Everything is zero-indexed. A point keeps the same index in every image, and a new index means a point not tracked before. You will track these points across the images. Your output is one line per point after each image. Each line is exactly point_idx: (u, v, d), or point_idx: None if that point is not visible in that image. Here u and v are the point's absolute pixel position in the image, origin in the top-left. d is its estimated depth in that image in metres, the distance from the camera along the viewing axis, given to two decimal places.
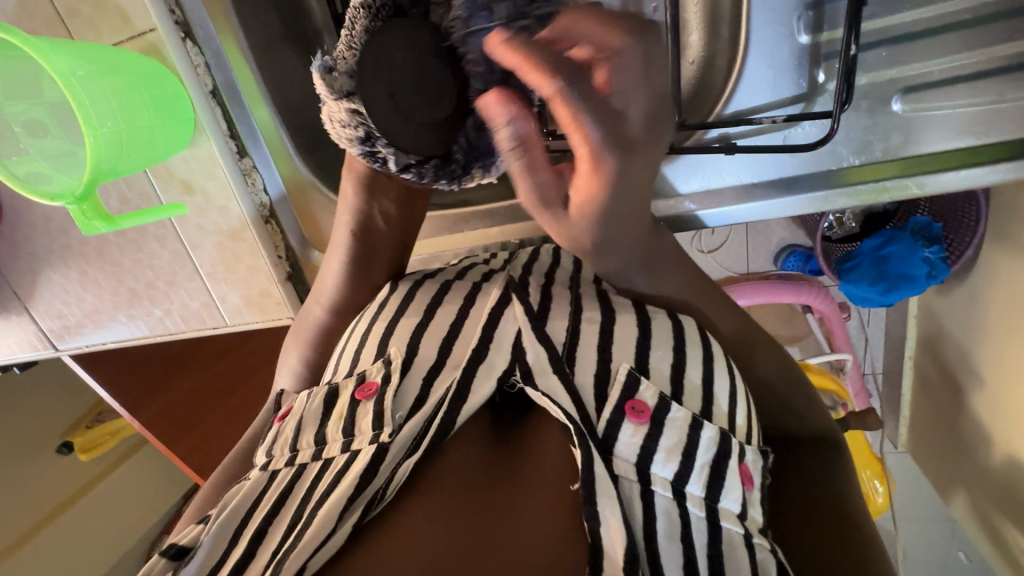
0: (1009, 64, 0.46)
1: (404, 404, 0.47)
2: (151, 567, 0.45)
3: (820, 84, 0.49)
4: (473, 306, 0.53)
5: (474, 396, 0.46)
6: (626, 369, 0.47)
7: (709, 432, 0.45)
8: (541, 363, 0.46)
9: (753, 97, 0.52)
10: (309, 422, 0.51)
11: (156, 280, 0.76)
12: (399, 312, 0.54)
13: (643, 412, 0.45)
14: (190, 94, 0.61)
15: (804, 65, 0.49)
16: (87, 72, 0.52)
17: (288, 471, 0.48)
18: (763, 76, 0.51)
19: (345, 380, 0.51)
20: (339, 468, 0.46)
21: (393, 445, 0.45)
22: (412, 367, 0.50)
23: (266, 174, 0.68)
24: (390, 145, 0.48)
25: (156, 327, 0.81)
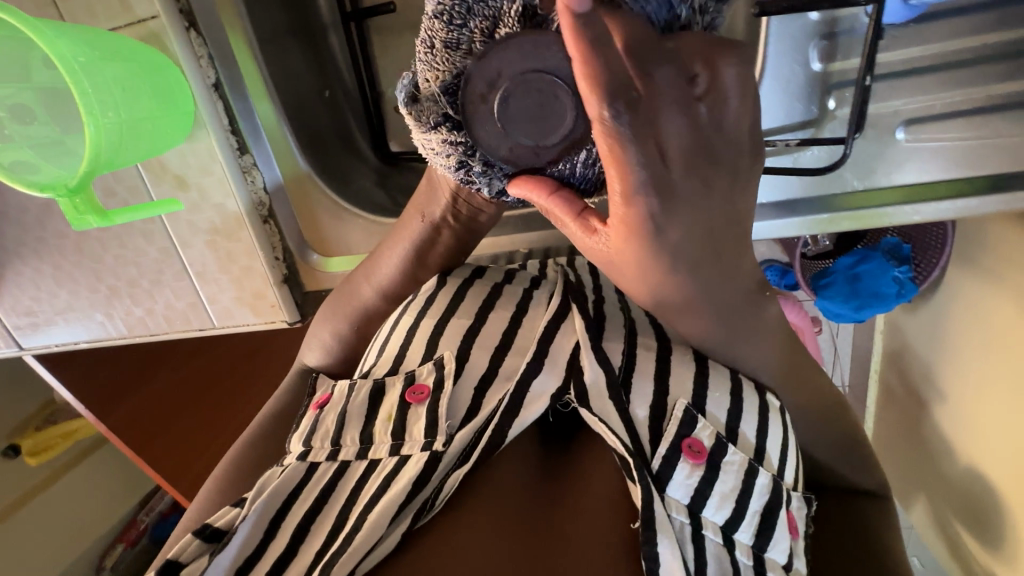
0: (1003, 102, 0.48)
1: (456, 413, 0.51)
2: (185, 548, 0.48)
3: (830, 111, 0.51)
4: (527, 315, 0.57)
5: (526, 411, 0.49)
6: (683, 406, 0.50)
7: (762, 482, 0.51)
8: (599, 391, 0.50)
9: (767, 120, 0.53)
10: (355, 417, 0.54)
11: (139, 278, 0.72)
12: (449, 311, 0.57)
13: (699, 452, 0.49)
14: (191, 85, 0.58)
15: (816, 92, 0.51)
16: (89, 58, 0.49)
17: (329, 466, 0.51)
18: (777, 100, 0.52)
19: (392, 377, 0.55)
20: (388, 471, 0.49)
21: (447, 455, 0.49)
22: (464, 372, 0.53)
23: (268, 173, 0.66)
24: (487, 174, 0.44)
25: (135, 327, 0.77)
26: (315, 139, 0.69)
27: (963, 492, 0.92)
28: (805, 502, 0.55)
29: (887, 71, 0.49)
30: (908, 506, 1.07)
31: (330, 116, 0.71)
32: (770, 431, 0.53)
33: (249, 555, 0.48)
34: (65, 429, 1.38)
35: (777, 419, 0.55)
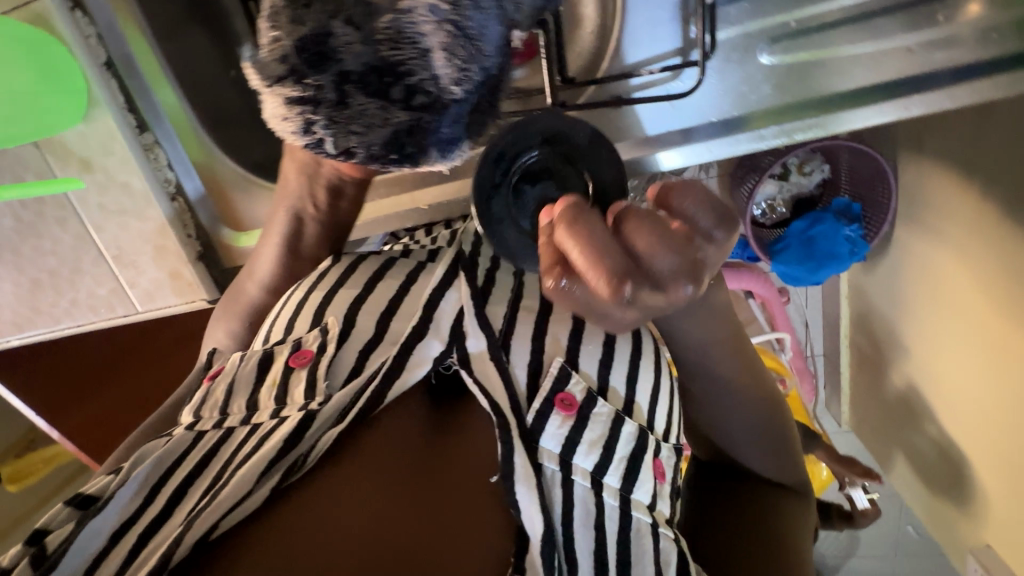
0: (852, 14, 0.50)
1: (337, 375, 0.52)
2: (54, 515, 0.45)
3: (693, 39, 0.53)
4: (417, 280, 0.58)
5: (407, 374, 0.50)
6: (558, 363, 0.51)
7: (628, 428, 0.51)
8: (477, 348, 0.51)
9: (633, 55, 0.55)
10: (241, 386, 0.54)
11: (60, 268, 0.73)
12: (339, 283, 0.59)
13: (570, 404, 0.50)
14: (81, 64, 0.60)
15: (679, 21, 0.52)
16: None
17: (216, 434, 0.51)
18: (644, 32, 0.54)
19: (279, 345, 0.55)
20: (264, 433, 0.48)
21: (324, 413, 0.48)
22: (349, 337, 0.54)
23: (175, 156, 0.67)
24: (332, 131, 0.32)
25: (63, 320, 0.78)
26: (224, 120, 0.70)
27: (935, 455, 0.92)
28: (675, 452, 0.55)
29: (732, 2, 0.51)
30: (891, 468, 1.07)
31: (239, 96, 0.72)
32: (640, 379, 0.55)
33: (124, 522, 0.45)
34: (46, 454, 1.39)
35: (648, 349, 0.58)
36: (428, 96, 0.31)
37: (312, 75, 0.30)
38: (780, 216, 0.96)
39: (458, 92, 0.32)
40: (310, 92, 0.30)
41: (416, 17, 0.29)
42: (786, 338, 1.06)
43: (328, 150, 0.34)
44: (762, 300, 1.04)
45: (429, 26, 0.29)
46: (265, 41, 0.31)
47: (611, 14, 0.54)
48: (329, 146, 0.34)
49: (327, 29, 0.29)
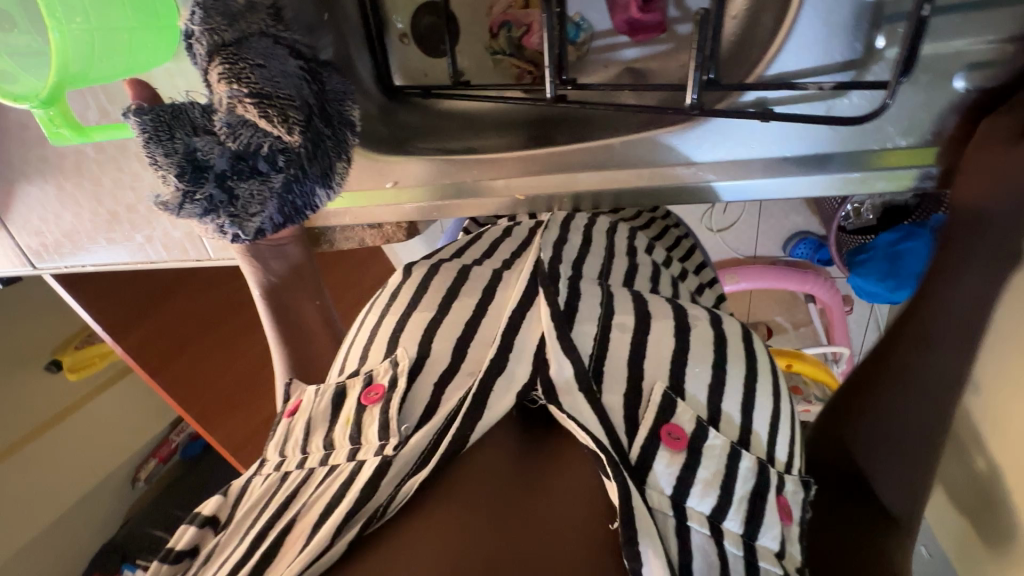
0: None
1: (411, 417, 0.59)
2: (183, 534, 0.61)
3: (877, 51, 0.44)
4: (493, 307, 0.66)
5: (491, 410, 0.57)
6: (661, 392, 0.56)
7: (745, 462, 0.55)
8: (564, 383, 0.56)
9: (802, 63, 0.46)
10: (319, 424, 0.65)
11: (137, 203, 0.72)
12: (413, 305, 0.68)
13: (679, 439, 0.54)
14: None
15: (864, 26, 0.44)
16: None
17: (300, 473, 0.62)
18: (816, 36, 0.45)
19: (353, 381, 0.65)
20: (347, 474, 0.57)
21: (397, 458, 0.56)
22: (427, 364, 0.62)
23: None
24: (233, 220, 0.49)
25: (133, 255, 0.78)
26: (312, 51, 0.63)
27: (971, 505, 0.83)
28: (803, 485, 0.57)
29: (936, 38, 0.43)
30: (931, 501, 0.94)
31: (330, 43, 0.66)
32: (751, 412, 0.58)
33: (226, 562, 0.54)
34: None
35: (739, 381, 0.60)
36: (269, 172, 0.48)
37: (195, 182, 0.47)
38: (864, 222, 1.01)
39: (283, 165, 0.48)
40: (211, 205, 0.48)
41: (235, 102, 0.45)
42: (842, 349, 1.29)
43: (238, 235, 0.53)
44: (824, 305, 1.28)
45: (282, 76, 0.46)
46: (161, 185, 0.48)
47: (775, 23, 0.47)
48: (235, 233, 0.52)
49: (192, 148, 0.46)
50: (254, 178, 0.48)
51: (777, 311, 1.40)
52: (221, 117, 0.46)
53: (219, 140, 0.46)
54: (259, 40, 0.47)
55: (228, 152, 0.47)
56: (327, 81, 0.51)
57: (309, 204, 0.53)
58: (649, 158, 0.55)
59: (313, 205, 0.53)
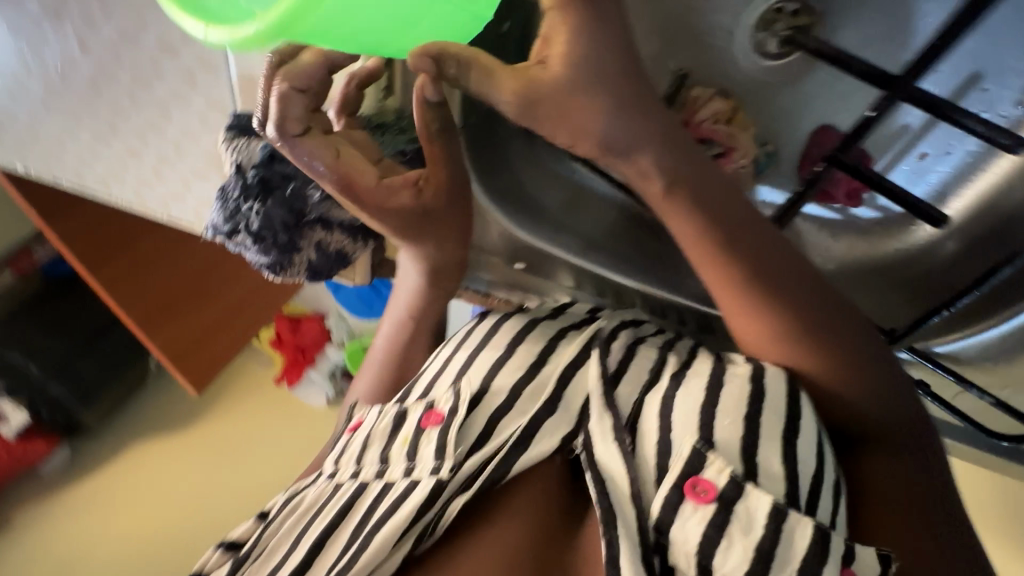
0: None
1: (467, 439, 0.49)
2: (209, 559, 0.53)
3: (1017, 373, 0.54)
4: (550, 359, 0.52)
5: (535, 446, 0.48)
6: (696, 446, 0.45)
7: (794, 531, 0.42)
8: (603, 430, 0.48)
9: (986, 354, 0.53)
10: (376, 439, 0.52)
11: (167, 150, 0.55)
12: (480, 345, 0.55)
13: (706, 495, 0.43)
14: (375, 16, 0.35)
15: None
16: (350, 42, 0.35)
17: (351, 486, 0.50)
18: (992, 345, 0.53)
19: (413, 402, 0.53)
20: (397, 495, 0.48)
21: (452, 483, 0.47)
22: (481, 401, 0.50)
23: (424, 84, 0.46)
24: (276, 261, 0.52)
25: (130, 199, 0.60)
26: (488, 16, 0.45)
27: None
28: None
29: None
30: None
31: None
32: (800, 471, 0.45)
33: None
34: None
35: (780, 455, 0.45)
36: (252, 244, 0.51)
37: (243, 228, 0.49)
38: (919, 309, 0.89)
39: (251, 242, 0.50)
40: (263, 248, 0.51)
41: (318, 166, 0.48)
42: None
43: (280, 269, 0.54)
44: None
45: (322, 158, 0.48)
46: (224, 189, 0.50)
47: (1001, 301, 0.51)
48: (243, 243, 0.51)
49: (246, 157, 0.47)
50: (264, 247, 0.50)
51: None
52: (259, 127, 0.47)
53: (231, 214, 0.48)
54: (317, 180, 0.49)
55: (224, 215, 0.48)
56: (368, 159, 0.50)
57: (331, 264, 0.56)
58: (772, 263, 0.48)
59: (337, 264, 0.56)
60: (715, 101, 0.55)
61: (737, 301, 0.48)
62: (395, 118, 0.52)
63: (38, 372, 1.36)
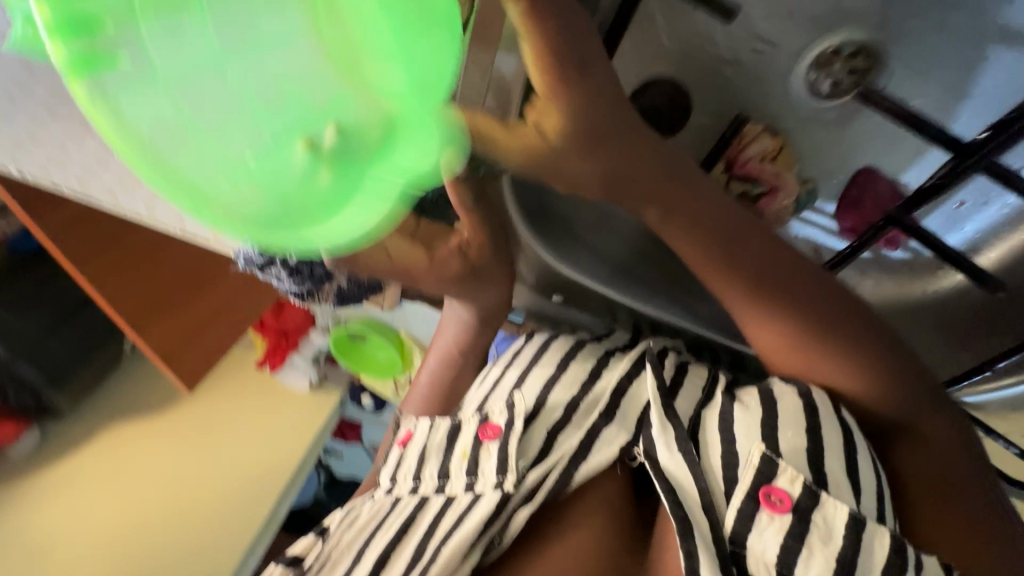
0: None
1: (528, 453, 0.49)
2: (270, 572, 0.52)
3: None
4: (604, 373, 0.52)
5: (597, 456, 0.48)
6: (762, 455, 0.43)
7: (871, 542, 0.41)
8: (667, 439, 0.47)
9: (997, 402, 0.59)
10: (432, 453, 0.51)
11: None
12: (533, 361, 0.54)
13: (781, 504, 0.42)
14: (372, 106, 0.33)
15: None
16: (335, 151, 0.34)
17: (411, 500, 0.50)
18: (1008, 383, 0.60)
19: (468, 415, 0.52)
20: (464, 508, 0.47)
21: (516, 494, 0.47)
22: (538, 416, 0.50)
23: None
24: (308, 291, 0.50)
25: (140, 210, 0.56)
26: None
27: None
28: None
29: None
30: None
31: None
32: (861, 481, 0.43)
33: None
34: None
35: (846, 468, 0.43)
36: (286, 276, 0.48)
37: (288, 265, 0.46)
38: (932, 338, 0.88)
39: (284, 273, 0.47)
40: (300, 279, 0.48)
41: None
42: None
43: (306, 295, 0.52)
44: None
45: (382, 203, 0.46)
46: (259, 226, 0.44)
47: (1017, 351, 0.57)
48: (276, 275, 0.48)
49: None
50: (299, 279, 0.48)
51: None
52: None
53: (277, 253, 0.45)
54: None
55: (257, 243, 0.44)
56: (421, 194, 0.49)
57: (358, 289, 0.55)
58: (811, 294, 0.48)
59: (361, 289, 0.55)
60: (763, 139, 0.54)
61: (747, 295, 0.48)
62: None
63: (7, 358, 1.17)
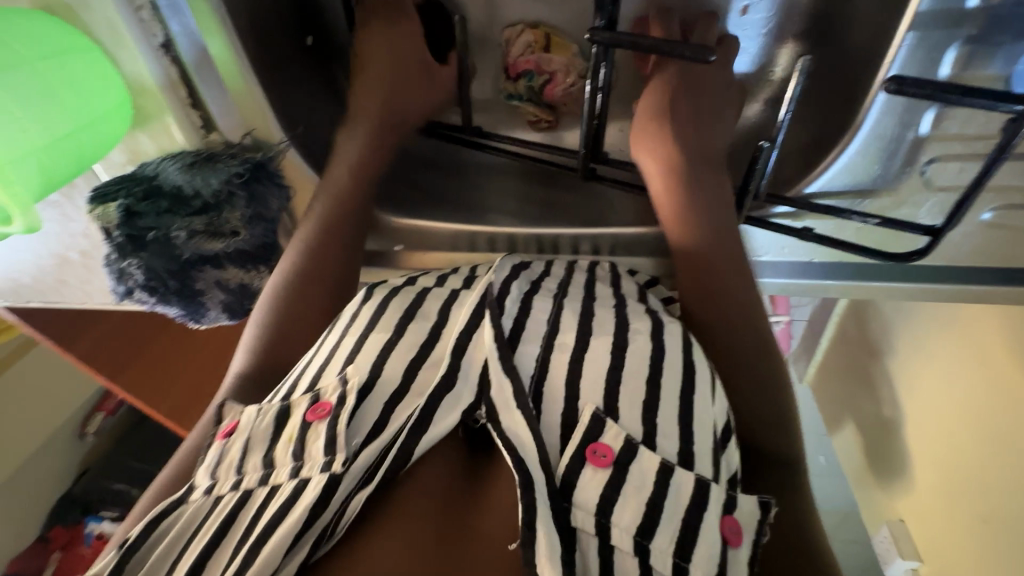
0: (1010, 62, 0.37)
1: (360, 429, 0.41)
2: None
3: (914, 202, 0.45)
4: (448, 324, 0.47)
5: (435, 427, 0.41)
6: (593, 411, 0.41)
7: (681, 485, 0.39)
8: (504, 398, 0.41)
9: (846, 181, 0.46)
10: (256, 443, 0.42)
11: (68, 254, 0.63)
12: (370, 326, 0.47)
13: (604, 457, 0.39)
14: (66, 119, 0.44)
15: (898, 158, 0.43)
16: (31, 146, 0.42)
17: (233, 497, 0.40)
18: (859, 184, 0.46)
19: (299, 397, 0.43)
20: (287, 498, 0.38)
21: (348, 475, 0.39)
22: (374, 388, 0.43)
23: (222, 114, 0.51)
24: (184, 309, 0.59)
25: (81, 299, 0.70)
26: (264, 39, 0.51)
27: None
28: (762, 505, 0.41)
29: (939, 153, 0.42)
30: (835, 431, 1.10)
31: (295, 23, 0.56)
32: (696, 424, 0.42)
33: None
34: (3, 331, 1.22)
35: (641, 380, 0.43)
36: (152, 298, 0.57)
37: (148, 286, 0.54)
38: None
39: (147, 296, 0.56)
40: (164, 297, 0.56)
41: (198, 221, 0.52)
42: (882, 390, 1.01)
43: (196, 315, 0.60)
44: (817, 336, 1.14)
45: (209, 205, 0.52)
46: (111, 258, 0.53)
47: (823, 149, 0.47)
48: (143, 298, 0.57)
49: (128, 226, 0.51)
50: (163, 300, 0.57)
51: (834, 394, 1.10)
52: (129, 200, 0.50)
53: (131, 275, 0.54)
54: (177, 224, 0.52)
55: (115, 278, 0.55)
56: (239, 200, 0.53)
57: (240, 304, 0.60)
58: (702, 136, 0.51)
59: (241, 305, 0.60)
60: (525, 34, 0.56)
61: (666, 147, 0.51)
62: (225, 147, 0.52)
63: (142, 497, 1.39)
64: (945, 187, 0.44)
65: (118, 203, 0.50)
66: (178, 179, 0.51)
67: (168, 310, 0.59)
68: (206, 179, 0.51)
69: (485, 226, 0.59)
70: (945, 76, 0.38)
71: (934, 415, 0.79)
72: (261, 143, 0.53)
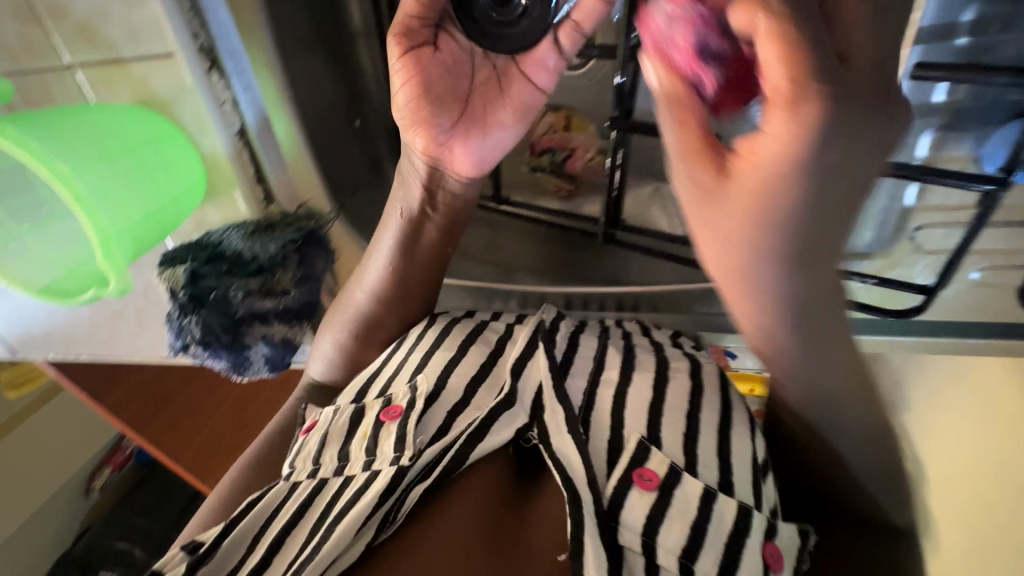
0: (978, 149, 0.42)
1: (427, 429, 0.46)
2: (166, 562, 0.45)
3: (913, 265, 0.50)
4: (506, 350, 0.51)
5: (491, 437, 0.45)
6: (637, 440, 0.44)
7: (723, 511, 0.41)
8: (557, 422, 0.45)
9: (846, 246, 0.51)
10: (333, 438, 0.48)
11: (125, 309, 0.68)
12: (434, 345, 0.52)
13: (650, 481, 0.42)
14: (158, 197, 0.51)
15: (891, 225, 0.49)
16: (130, 222, 0.49)
17: (309, 484, 0.47)
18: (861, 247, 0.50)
19: (372, 400, 0.49)
20: (359, 487, 0.44)
21: (413, 469, 0.44)
22: (440, 397, 0.48)
23: (280, 187, 0.58)
24: (230, 366, 0.63)
25: (129, 352, 0.74)
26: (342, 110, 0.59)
27: None
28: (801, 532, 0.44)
29: (925, 221, 0.47)
30: None
31: None
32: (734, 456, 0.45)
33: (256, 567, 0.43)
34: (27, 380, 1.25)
35: (678, 408, 0.46)
36: (205, 353, 0.61)
37: (201, 343, 0.59)
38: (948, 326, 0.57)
39: (201, 351, 0.60)
40: (215, 353, 0.60)
41: (252, 282, 0.57)
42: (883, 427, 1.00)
43: (242, 371, 0.64)
44: None
45: (263, 269, 0.57)
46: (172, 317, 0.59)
47: None
48: (196, 354, 0.61)
49: (189, 291, 0.56)
50: (214, 354, 0.61)
51: None
52: (194, 265, 0.56)
53: (187, 333, 0.58)
54: (234, 285, 0.57)
55: (174, 333, 0.59)
56: (288, 263, 0.58)
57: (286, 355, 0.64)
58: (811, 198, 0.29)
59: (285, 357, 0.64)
60: (546, 118, 0.63)
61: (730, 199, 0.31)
62: (280, 218, 0.58)
63: (144, 558, 1.34)
64: (932, 250, 0.48)
65: (185, 268, 0.56)
66: (238, 244, 0.57)
67: (219, 367, 0.63)
68: (262, 243, 0.57)
69: (513, 284, 0.66)
70: (922, 157, 0.44)
71: (951, 467, 0.80)
72: (313, 214, 0.58)
